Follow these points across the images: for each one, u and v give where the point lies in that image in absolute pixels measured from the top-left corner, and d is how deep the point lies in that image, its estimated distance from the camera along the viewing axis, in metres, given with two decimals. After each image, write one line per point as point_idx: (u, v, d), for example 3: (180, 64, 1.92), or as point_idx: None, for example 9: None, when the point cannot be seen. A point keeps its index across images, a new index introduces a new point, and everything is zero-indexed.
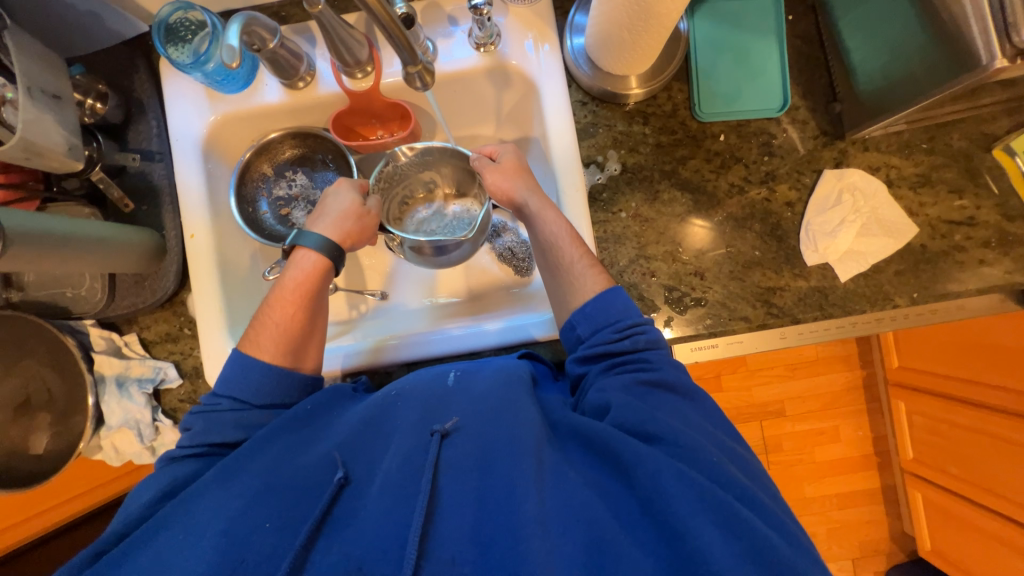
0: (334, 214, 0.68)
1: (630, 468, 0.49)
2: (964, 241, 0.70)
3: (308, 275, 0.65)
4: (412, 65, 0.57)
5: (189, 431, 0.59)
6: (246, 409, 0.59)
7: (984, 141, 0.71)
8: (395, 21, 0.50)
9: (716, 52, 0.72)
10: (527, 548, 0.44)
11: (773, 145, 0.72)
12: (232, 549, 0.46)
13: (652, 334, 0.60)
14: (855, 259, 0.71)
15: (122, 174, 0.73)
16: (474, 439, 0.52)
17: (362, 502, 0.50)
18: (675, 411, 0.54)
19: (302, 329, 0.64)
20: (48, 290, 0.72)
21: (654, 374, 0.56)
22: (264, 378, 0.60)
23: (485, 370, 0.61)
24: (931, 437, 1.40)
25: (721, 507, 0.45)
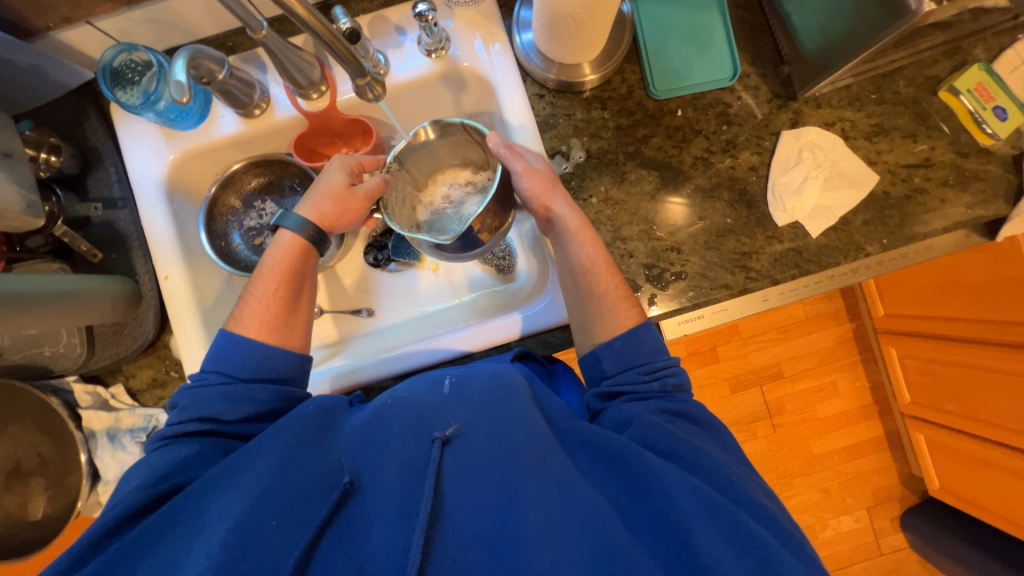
0: (318, 193, 0.66)
1: (644, 480, 0.50)
2: (924, 183, 0.73)
3: (291, 256, 0.65)
4: (361, 78, 0.59)
5: (177, 408, 0.58)
6: (231, 381, 0.58)
7: (928, 85, 0.73)
8: (340, 39, 0.52)
9: (662, 30, 0.74)
10: (533, 557, 0.45)
11: (730, 114, 0.73)
12: (235, 548, 0.44)
13: (679, 376, 0.61)
14: (824, 214, 0.72)
15: (86, 225, 0.71)
16: (475, 446, 0.52)
17: (366, 506, 0.50)
18: (688, 430, 0.57)
19: (288, 307, 0.63)
20: (24, 352, 0.71)
21: (677, 404, 0.58)
22: (248, 352, 0.59)
23: (480, 377, 0.60)
24: (925, 378, 1.44)
25: (738, 526, 0.47)
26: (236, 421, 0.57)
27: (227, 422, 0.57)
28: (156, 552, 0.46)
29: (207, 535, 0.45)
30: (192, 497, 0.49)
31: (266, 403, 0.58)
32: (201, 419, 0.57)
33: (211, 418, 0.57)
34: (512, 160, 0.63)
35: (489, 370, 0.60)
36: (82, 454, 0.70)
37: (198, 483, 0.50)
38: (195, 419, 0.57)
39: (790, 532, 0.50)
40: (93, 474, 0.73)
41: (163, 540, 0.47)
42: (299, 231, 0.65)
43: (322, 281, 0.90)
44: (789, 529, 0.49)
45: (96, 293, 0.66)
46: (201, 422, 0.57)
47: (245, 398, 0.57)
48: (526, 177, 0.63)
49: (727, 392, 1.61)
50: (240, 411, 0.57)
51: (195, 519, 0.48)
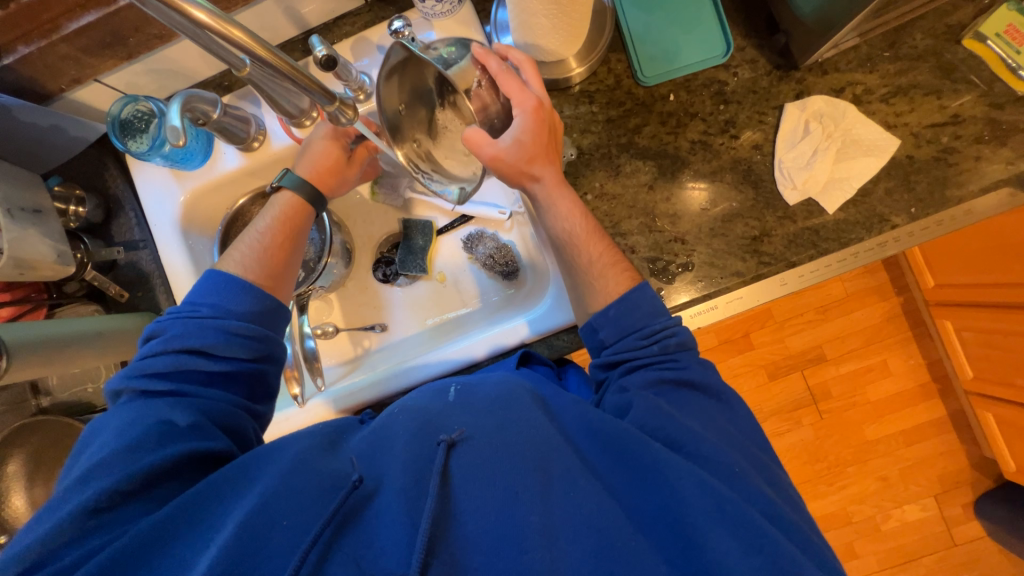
0: (314, 159, 0.70)
1: (652, 471, 0.48)
2: (953, 141, 0.66)
3: (290, 212, 0.68)
4: (330, 104, 0.58)
5: (163, 336, 0.57)
6: (226, 318, 0.58)
7: (951, 34, 0.66)
8: (308, 75, 0.53)
9: (645, 14, 0.71)
10: (533, 559, 0.44)
11: (727, 92, 0.69)
12: (242, 555, 0.44)
13: (681, 335, 0.57)
14: (839, 187, 0.67)
15: (114, 268, 0.77)
16: (484, 450, 0.50)
17: (378, 509, 0.49)
18: (696, 406, 0.54)
19: (287, 257, 0.66)
20: (72, 389, 0.77)
21: (680, 373, 0.55)
22: (246, 294, 0.60)
23: (485, 384, 0.59)
24: (989, 351, 1.31)
25: (748, 522, 0.44)
26: (228, 359, 0.58)
27: (218, 359, 0.57)
28: (169, 551, 0.46)
29: (216, 536, 0.45)
30: (202, 496, 0.49)
31: (256, 341, 0.59)
32: (191, 352, 0.57)
33: (203, 353, 0.57)
34: (482, 144, 0.58)
35: (495, 378, 0.59)
36: None
37: (207, 482, 0.50)
38: (182, 353, 0.56)
39: (806, 533, 0.47)
40: None
41: (176, 543, 0.46)
42: (301, 187, 0.68)
43: (334, 301, 0.93)
44: (804, 531, 0.47)
45: (124, 330, 0.70)
46: (189, 356, 0.57)
47: (241, 337, 0.58)
48: (493, 167, 0.59)
49: (765, 380, 1.53)
50: (235, 349, 0.58)
51: (201, 525, 0.47)
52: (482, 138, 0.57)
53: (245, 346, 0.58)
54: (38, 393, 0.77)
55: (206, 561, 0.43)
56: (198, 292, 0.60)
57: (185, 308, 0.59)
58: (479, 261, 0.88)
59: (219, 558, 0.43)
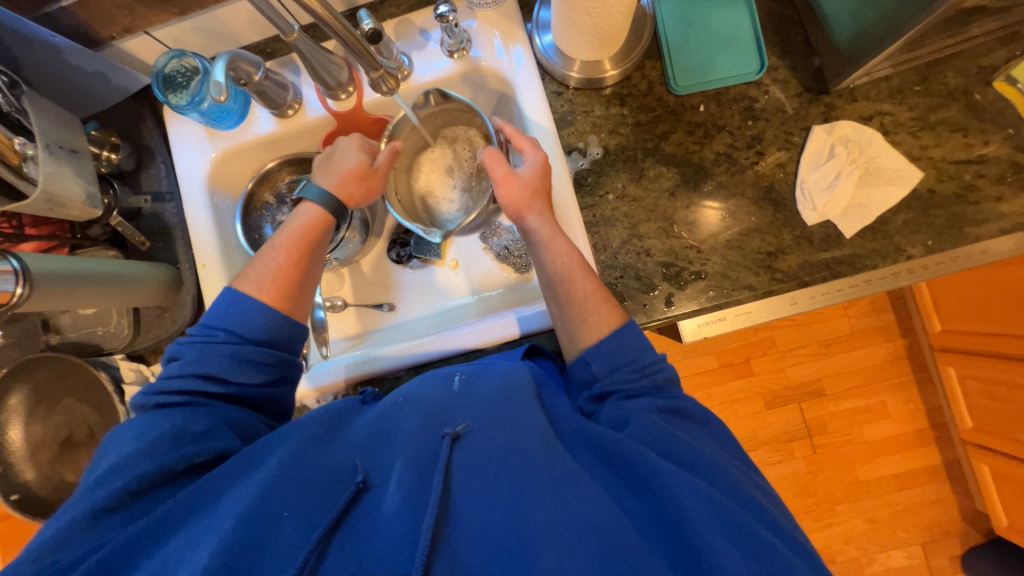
0: (342, 166, 0.69)
1: (647, 479, 0.48)
2: (976, 180, 0.67)
3: (310, 226, 0.67)
4: (374, 71, 0.65)
5: (178, 359, 0.59)
6: (242, 343, 0.60)
7: (982, 75, 0.67)
8: (362, 44, 0.59)
9: (683, 26, 0.72)
10: (538, 556, 0.44)
11: (756, 109, 0.70)
12: (247, 544, 0.45)
13: (668, 371, 0.58)
14: (859, 212, 0.68)
15: (138, 216, 0.78)
16: (486, 443, 0.51)
17: (377, 503, 0.50)
18: (686, 418, 0.55)
19: (301, 277, 0.65)
20: (83, 331, 0.77)
21: (672, 401, 0.56)
22: (260, 315, 0.60)
23: (489, 375, 0.60)
24: (990, 402, 1.30)
25: (743, 528, 0.44)
26: (240, 384, 0.59)
27: (229, 382, 0.59)
28: (174, 538, 0.47)
29: (218, 524, 0.46)
30: (207, 486, 0.50)
31: (272, 367, 0.61)
32: (201, 377, 0.58)
33: (215, 378, 0.58)
34: (495, 166, 0.65)
35: (500, 370, 0.60)
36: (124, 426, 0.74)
37: (218, 470, 0.52)
38: (195, 377, 0.58)
39: (799, 541, 0.47)
40: None
41: (182, 529, 0.48)
42: (322, 201, 0.68)
43: (346, 275, 0.94)
44: (796, 537, 0.48)
45: (141, 276, 0.71)
46: (205, 380, 0.58)
47: (251, 362, 0.59)
48: (500, 187, 0.65)
49: (761, 408, 1.52)
50: (247, 374, 0.59)
51: (207, 510, 0.49)
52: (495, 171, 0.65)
53: (260, 370, 0.60)
54: (49, 331, 0.78)
55: (207, 553, 0.44)
56: (211, 315, 0.61)
57: (199, 333, 0.60)
58: (493, 252, 0.89)
59: (220, 552, 0.44)
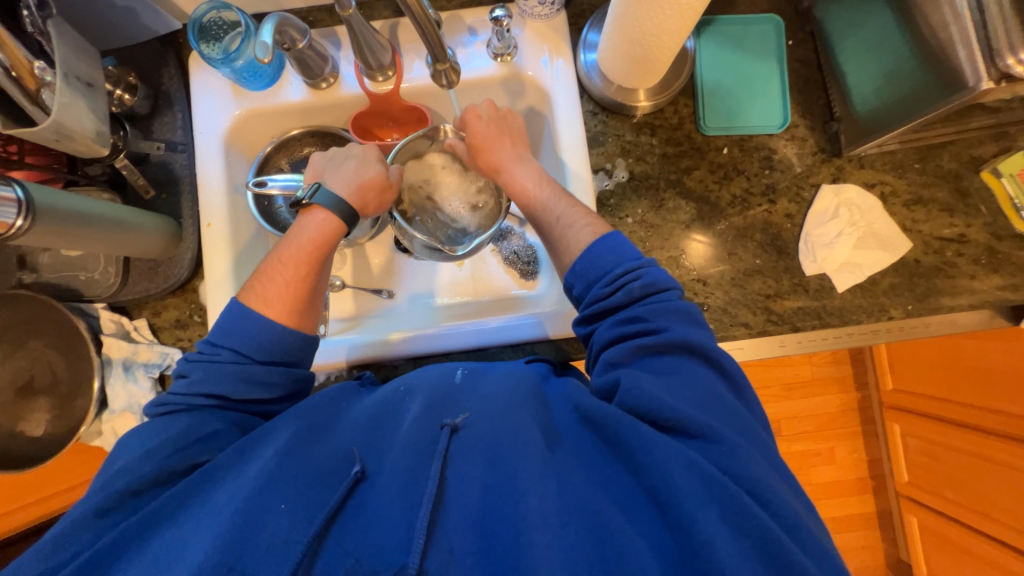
0: (357, 181, 0.68)
1: (635, 455, 0.47)
2: (956, 257, 0.73)
3: (323, 239, 0.65)
4: (441, 63, 0.64)
5: (186, 377, 0.57)
6: (247, 363, 0.57)
7: (972, 164, 0.74)
8: (431, 23, 0.56)
9: (719, 72, 0.76)
10: (528, 541, 0.43)
11: (774, 160, 0.75)
12: (240, 537, 0.44)
13: (647, 277, 0.55)
14: (852, 271, 0.73)
15: (145, 162, 0.74)
16: (483, 433, 0.51)
17: (376, 493, 0.48)
18: (679, 371, 0.51)
19: (309, 292, 0.62)
20: (62, 273, 0.72)
21: (659, 336, 0.52)
22: (266, 333, 0.58)
23: (493, 373, 0.60)
24: (926, 460, 1.42)
25: (731, 502, 0.43)
26: (250, 402, 0.58)
27: (241, 402, 0.58)
28: (165, 534, 0.47)
29: (212, 524, 0.45)
30: (201, 481, 0.50)
31: (278, 387, 0.59)
32: (211, 397, 0.56)
33: (226, 399, 0.57)
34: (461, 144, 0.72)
35: (503, 370, 0.60)
36: (95, 379, 0.69)
37: (211, 464, 0.51)
38: (203, 396, 0.56)
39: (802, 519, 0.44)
40: (101, 402, 0.72)
41: (175, 524, 0.47)
42: (330, 207, 0.65)
43: (349, 257, 0.92)
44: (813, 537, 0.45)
45: (141, 227, 0.68)
46: (212, 402, 0.56)
47: (257, 382, 0.57)
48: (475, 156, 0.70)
49: None
50: (253, 393, 0.57)
51: (200, 505, 0.48)
52: (462, 155, 0.73)
53: (266, 390, 0.58)
54: (22, 268, 0.72)
55: (200, 555, 0.43)
56: (216, 331, 0.59)
57: (206, 350, 0.58)
58: (501, 255, 0.90)
59: (216, 547, 0.43)
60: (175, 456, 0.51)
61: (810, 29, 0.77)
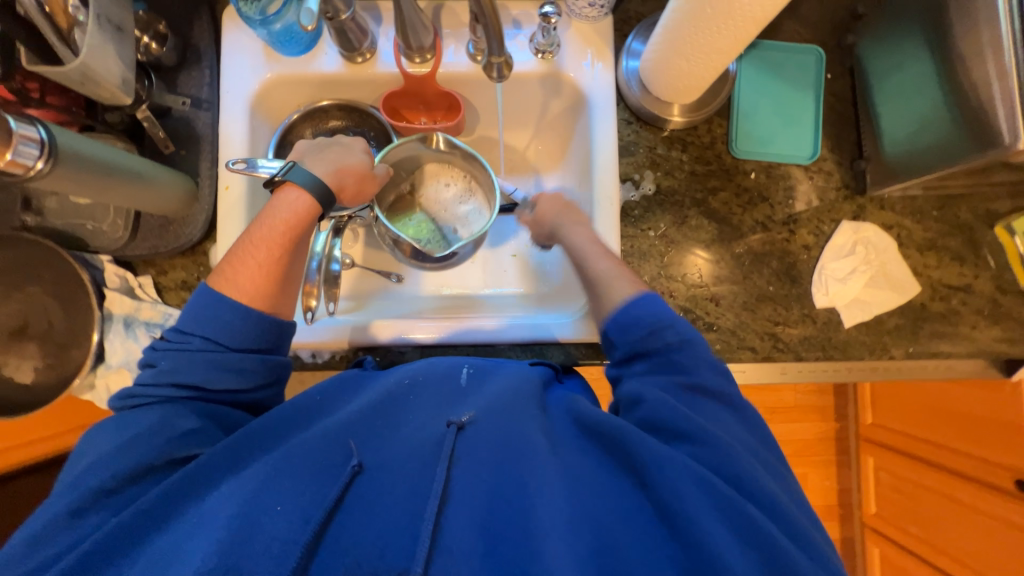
0: (337, 164, 0.65)
1: (646, 471, 0.47)
2: (960, 306, 0.75)
3: (294, 220, 0.61)
4: (497, 56, 0.64)
5: (154, 367, 0.54)
6: (218, 349, 0.54)
7: (987, 218, 0.76)
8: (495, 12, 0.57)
9: (755, 96, 0.77)
10: (541, 549, 0.43)
11: (799, 190, 0.76)
12: (242, 534, 0.43)
13: (680, 328, 0.55)
14: (860, 308, 0.74)
15: (166, 115, 0.72)
16: (488, 435, 0.50)
17: (375, 488, 0.48)
18: (701, 400, 0.52)
19: (279, 275, 0.59)
20: (68, 220, 0.70)
21: (689, 376, 0.53)
22: (238, 319, 0.55)
23: (499, 372, 0.58)
24: (895, 496, 1.46)
25: (742, 520, 0.44)
26: (224, 392, 0.54)
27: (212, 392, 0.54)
28: (169, 525, 0.46)
29: (209, 523, 0.44)
30: (198, 472, 0.48)
31: (255, 374, 0.55)
32: (182, 386, 0.53)
33: (194, 387, 0.53)
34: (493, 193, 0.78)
35: (511, 371, 0.58)
36: (95, 333, 0.67)
37: (199, 461, 0.48)
38: (173, 385, 0.53)
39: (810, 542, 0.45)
40: (97, 355, 0.70)
41: (177, 510, 0.46)
42: (304, 186, 0.62)
43: (361, 235, 0.91)
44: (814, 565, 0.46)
45: (158, 182, 0.66)
46: (181, 390, 0.53)
47: (232, 369, 0.54)
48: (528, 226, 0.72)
49: None
50: (227, 381, 0.54)
51: (194, 509, 0.46)
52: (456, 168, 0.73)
53: (241, 376, 0.55)
54: (27, 210, 0.70)
55: (198, 557, 0.42)
56: (189, 316, 0.55)
57: (177, 336, 0.54)
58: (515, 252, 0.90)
59: (215, 550, 0.42)
60: (177, 423, 0.50)
61: (849, 64, 0.77)
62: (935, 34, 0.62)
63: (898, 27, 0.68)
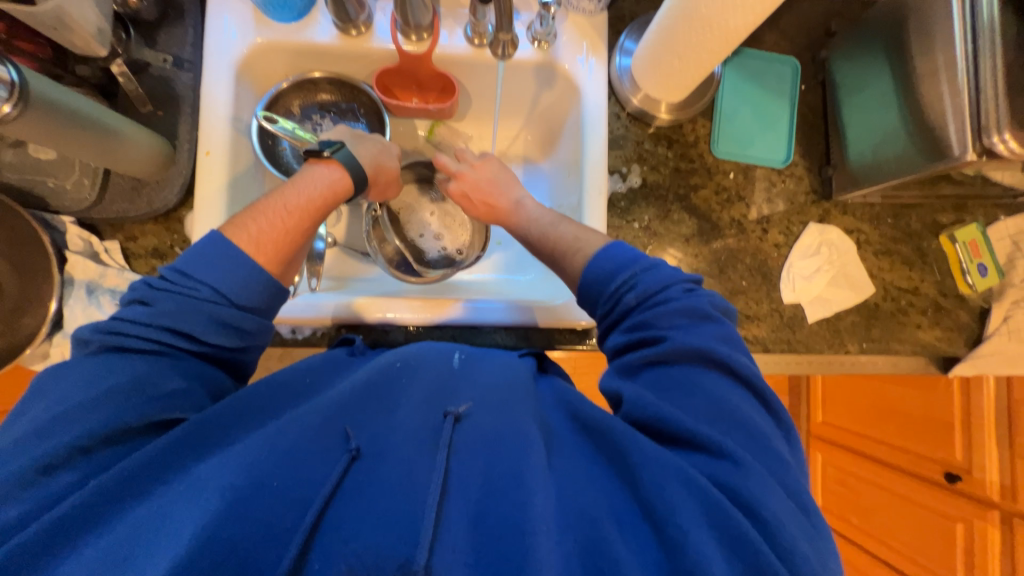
0: (377, 159, 0.70)
1: (635, 469, 0.47)
2: (908, 306, 0.82)
3: (330, 197, 0.64)
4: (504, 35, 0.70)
5: (150, 307, 0.50)
6: (223, 304, 0.52)
7: (934, 228, 0.84)
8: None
9: (737, 100, 0.81)
10: (533, 542, 0.42)
11: (773, 192, 0.81)
12: (233, 509, 0.41)
13: (668, 307, 0.54)
14: (823, 304, 0.80)
15: (143, 72, 0.68)
16: (486, 426, 0.51)
17: (375, 473, 0.47)
18: (696, 382, 0.51)
19: (298, 245, 0.61)
20: (26, 176, 0.65)
21: (666, 354, 0.52)
22: (251, 278, 0.54)
23: (488, 360, 0.60)
24: (841, 489, 1.57)
25: (721, 519, 0.43)
26: (210, 346, 0.52)
27: (200, 342, 0.52)
28: (148, 502, 0.43)
29: (198, 501, 0.42)
30: (181, 444, 0.46)
31: (248, 334, 0.55)
32: (176, 332, 0.50)
33: (188, 335, 0.51)
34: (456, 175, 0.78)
35: (500, 361, 0.60)
36: (54, 300, 0.63)
37: (190, 424, 0.46)
38: (166, 330, 0.50)
39: (793, 533, 0.43)
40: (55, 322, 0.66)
41: (158, 487, 0.44)
42: (345, 168, 0.65)
43: (344, 214, 0.89)
44: None
45: (133, 140, 0.62)
46: (174, 336, 0.50)
47: (232, 327, 0.53)
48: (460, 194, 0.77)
49: None
50: (222, 338, 0.52)
51: (181, 478, 0.44)
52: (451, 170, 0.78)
53: (233, 335, 0.53)
54: None
55: (183, 542, 0.39)
56: (193, 259, 0.53)
57: (179, 280, 0.51)
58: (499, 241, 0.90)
59: (202, 534, 0.40)
60: (158, 389, 0.48)
61: (821, 79, 0.83)
62: (897, 55, 0.68)
63: (863, 46, 0.74)
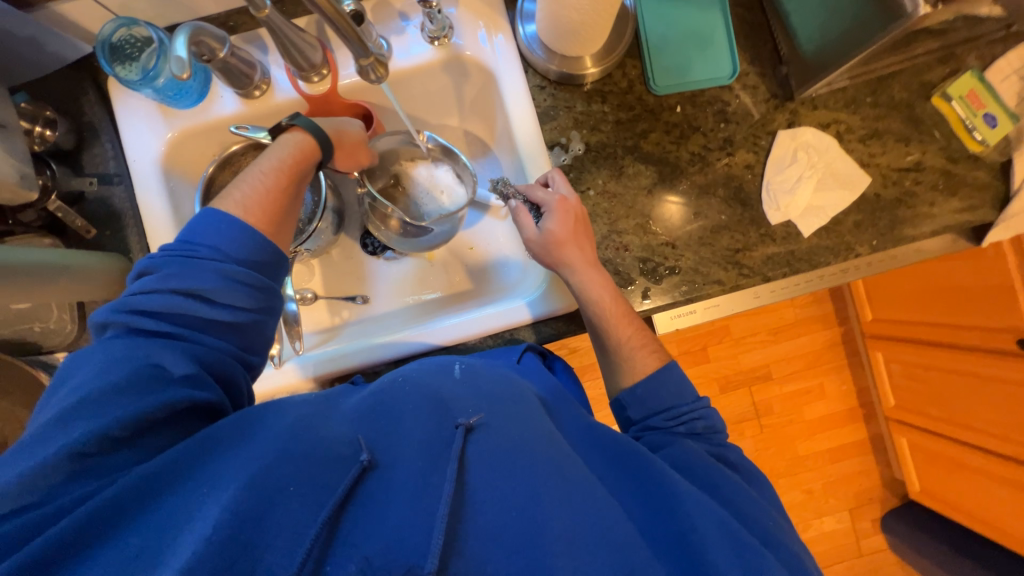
0: (338, 125, 0.68)
1: (676, 502, 0.47)
2: (914, 187, 0.74)
3: (300, 156, 0.63)
4: (365, 58, 0.60)
5: (156, 274, 0.53)
6: (226, 262, 0.54)
7: (923, 91, 0.74)
8: (345, 20, 0.53)
9: (663, 27, 0.74)
10: (551, 564, 0.41)
11: (728, 112, 0.74)
12: (244, 529, 0.39)
13: (708, 420, 0.60)
14: (815, 214, 0.73)
15: (81, 201, 0.71)
16: (502, 436, 0.47)
17: (388, 488, 0.44)
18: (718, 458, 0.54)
19: (286, 203, 0.61)
20: (13, 327, 0.68)
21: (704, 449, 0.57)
22: (244, 237, 0.55)
23: (489, 365, 0.57)
24: (910, 382, 1.47)
25: (747, 550, 0.45)
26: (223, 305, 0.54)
27: (213, 305, 0.53)
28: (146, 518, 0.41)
29: (210, 506, 0.40)
30: (185, 457, 0.44)
31: (257, 291, 0.56)
32: (188, 295, 0.52)
33: (198, 296, 0.53)
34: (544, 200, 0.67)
35: (501, 369, 0.57)
36: None
37: (200, 436, 0.45)
38: (179, 294, 0.52)
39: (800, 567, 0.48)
40: None
41: (163, 500, 0.42)
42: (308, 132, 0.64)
43: (316, 267, 0.88)
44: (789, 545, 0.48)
45: (95, 268, 0.66)
46: (184, 300, 0.52)
47: (241, 284, 0.54)
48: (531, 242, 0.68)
49: (716, 392, 1.60)
50: (235, 296, 0.54)
51: (191, 483, 0.43)
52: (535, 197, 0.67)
53: (245, 295, 0.55)
54: None
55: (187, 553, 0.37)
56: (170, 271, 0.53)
57: (181, 247, 0.54)
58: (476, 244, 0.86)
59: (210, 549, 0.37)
60: (171, 373, 0.48)
61: None
62: None
63: None
